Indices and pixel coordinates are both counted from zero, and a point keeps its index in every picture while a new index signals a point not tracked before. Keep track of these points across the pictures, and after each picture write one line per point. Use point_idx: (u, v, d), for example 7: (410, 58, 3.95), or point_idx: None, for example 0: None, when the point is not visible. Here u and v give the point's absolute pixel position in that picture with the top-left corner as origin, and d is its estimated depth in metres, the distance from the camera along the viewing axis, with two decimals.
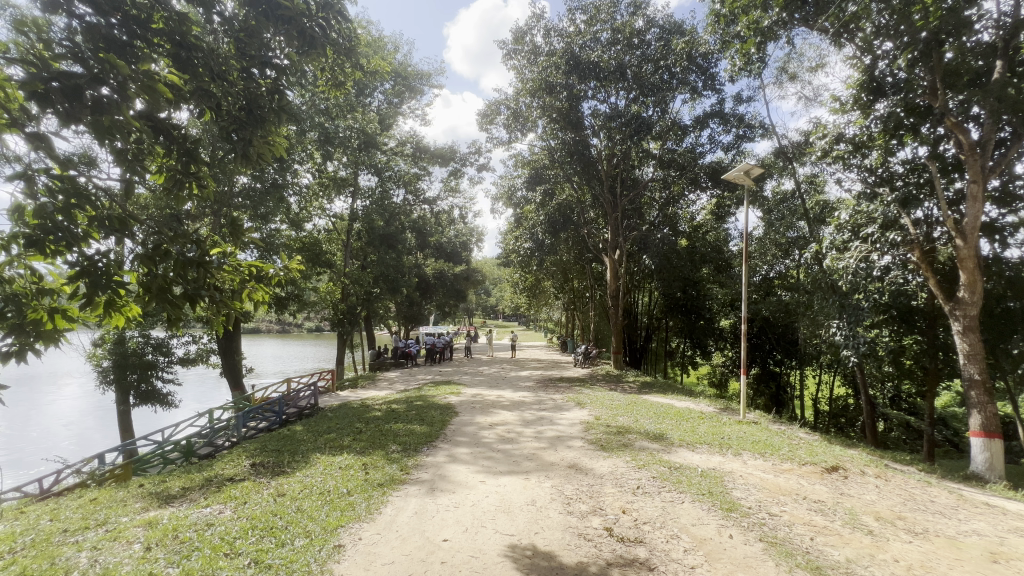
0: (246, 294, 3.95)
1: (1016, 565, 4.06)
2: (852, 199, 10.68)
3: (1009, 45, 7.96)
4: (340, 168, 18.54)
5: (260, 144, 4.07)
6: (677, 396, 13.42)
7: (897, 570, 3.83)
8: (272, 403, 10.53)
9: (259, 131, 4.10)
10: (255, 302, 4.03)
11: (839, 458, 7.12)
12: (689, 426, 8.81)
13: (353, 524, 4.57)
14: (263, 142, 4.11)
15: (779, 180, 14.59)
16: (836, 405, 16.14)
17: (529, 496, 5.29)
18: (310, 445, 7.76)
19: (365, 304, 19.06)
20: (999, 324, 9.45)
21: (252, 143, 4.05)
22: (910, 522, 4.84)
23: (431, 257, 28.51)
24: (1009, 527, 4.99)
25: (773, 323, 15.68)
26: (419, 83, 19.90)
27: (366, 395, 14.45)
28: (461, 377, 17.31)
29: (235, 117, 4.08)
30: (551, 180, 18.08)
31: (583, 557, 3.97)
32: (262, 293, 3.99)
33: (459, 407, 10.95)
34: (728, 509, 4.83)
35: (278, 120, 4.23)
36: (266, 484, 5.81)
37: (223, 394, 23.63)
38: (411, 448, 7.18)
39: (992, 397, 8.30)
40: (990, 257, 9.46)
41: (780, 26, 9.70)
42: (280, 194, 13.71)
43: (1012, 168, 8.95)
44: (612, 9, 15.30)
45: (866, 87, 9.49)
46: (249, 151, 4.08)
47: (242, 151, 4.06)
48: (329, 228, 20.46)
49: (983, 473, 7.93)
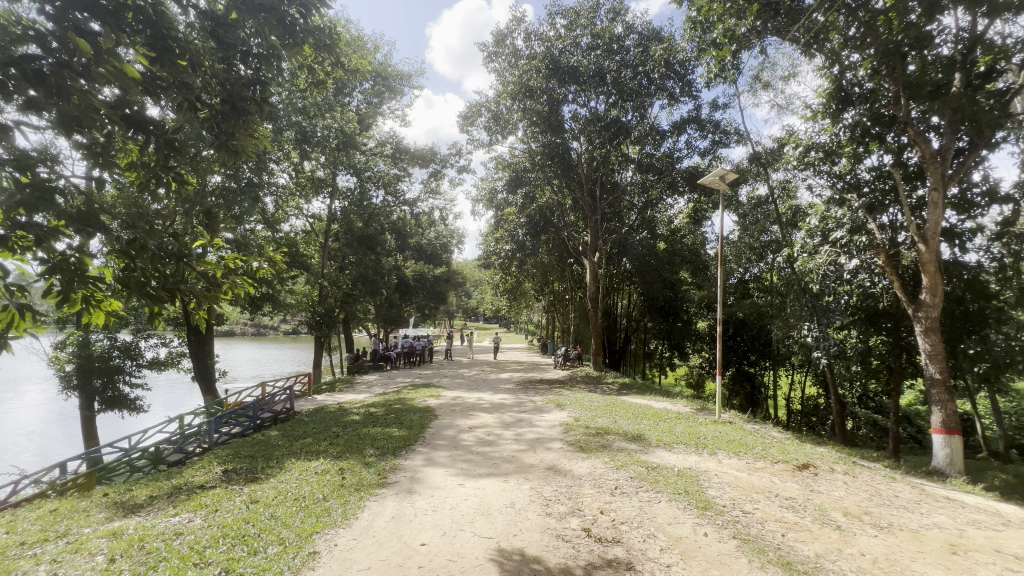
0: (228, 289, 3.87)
1: (973, 556, 4.25)
2: (822, 204, 10.91)
3: (967, 59, 8.39)
4: (318, 168, 18.27)
5: (245, 136, 4.04)
6: (654, 397, 13.64)
7: (863, 564, 3.96)
8: (246, 407, 10.27)
9: (241, 123, 4.05)
10: (237, 297, 3.94)
11: (810, 456, 7.31)
12: (666, 426, 8.93)
13: (329, 530, 4.49)
14: (247, 135, 4.07)
15: (754, 185, 14.95)
16: (807, 404, 16.59)
17: (508, 498, 5.29)
18: (286, 450, 7.61)
19: (344, 306, 18.82)
20: (959, 325, 9.87)
21: (236, 136, 4.03)
22: (876, 517, 5.01)
23: (411, 259, 28.26)
24: (967, 520, 5.21)
25: (748, 324, 16.07)
26: (400, 83, 19.74)
27: (344, 398, 14.25)
28: (441, 379, 17.23)
29: (216, 109, 4.01)
30: (531, 183, 18.19)
31: (561, 558, 3.99)
32: (245, 287, 3.91)
33: (439, 410, 10.89)
34: (704, 508, 4.92)
35: (258, 113, 4.16)
36: (239, 491, 5.66)
37: (196, 399, 23.04)
38: (389, 452, 7.10)
39: (952, 395, 8.67)
40: (951, 261, 9.84)
41: (754, 35, 9.96)
42: (255, 194, 13.38)
43: (970, 177, 9.38)
44: (592, 14, 15.49)
45: (835, 96, 9.68)
46: (231, 144, 4.01)
47: (224, 143, 3.99)
48: (306, 229, 20.10)
49: (944, 468, 8.28)
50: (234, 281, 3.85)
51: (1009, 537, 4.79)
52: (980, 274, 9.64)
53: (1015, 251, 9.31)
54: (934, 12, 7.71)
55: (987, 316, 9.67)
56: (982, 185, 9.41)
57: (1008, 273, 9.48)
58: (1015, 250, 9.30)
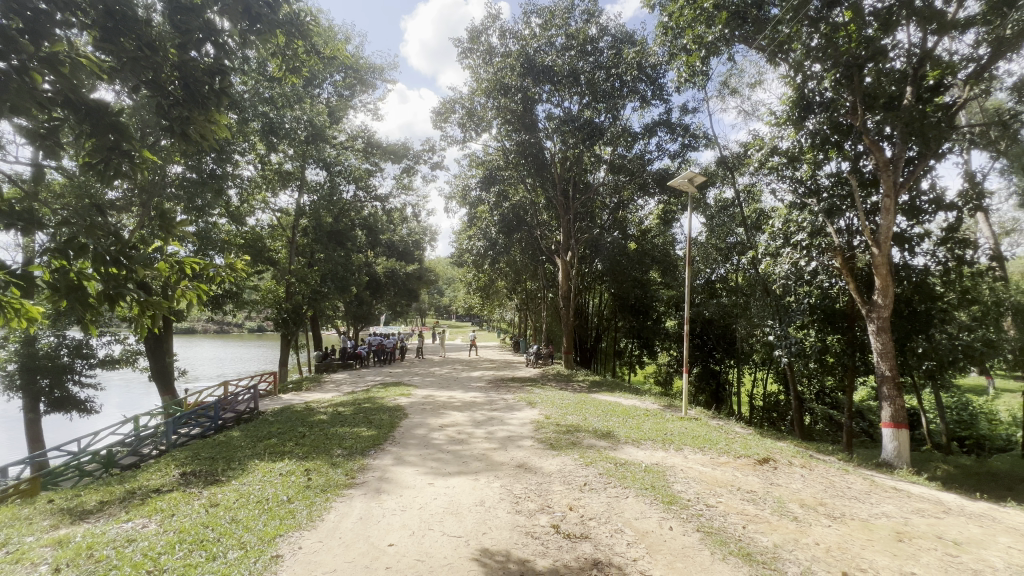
0: (180, 293, 3.65)
1: (917, 542, 4.50)
2: (785, 208, 11.46)
3: (918, 73, 8.89)
4: (286, 160, 17.74)
5: (201, 121, 3.85)
6: (624, 394, 13.87)
7: (818, 553, 4.13)
8: (207, 407, 9.90)
9: (200, 112, 3.85)
10: (190, 301, 3.72)
11: (770, 451, 7.59)
12: (634, 423, 9.11)
13: (293, 533, 4.38)
14: (205, 119, 3.87)
15: (721, 188, 15.37)
16: (769, 401, 17.18)
17: (478, 496, 5.28)
18: (249, 451, 7.37)
19: (312, 303, 18.34)
20: (908, 324, 10.42)
21: (191, 122, 3.83)
22: (830, 508, 5.25)
23: (383, 255, 27.82)
24: (912, 509, 5.52)
25: (714, 323, 16.58)
26: (372, 76, 19.36)
27: (311, 398, 13.91)
28: (412, 377, 17.03)
29: (171, 92, 3.80)
30: (505, 181, 18.19)
31: (530, 556, 4.01)
32: (199, 291, 3.69)
33: (409, 409, 10.76)
34: (670, 502, 5.04)
35: (220, 103, 3.98)
36: (197, 494, 5.44)
37: (153, 399, 22.07)
38: (357, 452, 6.98)
39: (901, 391, 9.16)
40: (901, 264, 10.37)
41: (723, 42, 10.25)
42: (218, 186, 12.81)
43: (919, 185, 9.92)
44: (567, 15, 15.59)
45: (798, 104, 10.05)
46: (189, 133, 3.82)
47: (181, 131, 3.80)
48: (273, 224, 19.49)
49: (893, 461, 8.75)
50: (190, 284, 3.70)
51: (949, 524, 5.10)
52: (927, 277, 10.21)
53: (958, 256, 9.91)
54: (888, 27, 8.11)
55: (933, 317, 10.27)
56: (930, 193, 9.96)
57: (952, 276, 10.07)
58: (959, 255, 9.89)
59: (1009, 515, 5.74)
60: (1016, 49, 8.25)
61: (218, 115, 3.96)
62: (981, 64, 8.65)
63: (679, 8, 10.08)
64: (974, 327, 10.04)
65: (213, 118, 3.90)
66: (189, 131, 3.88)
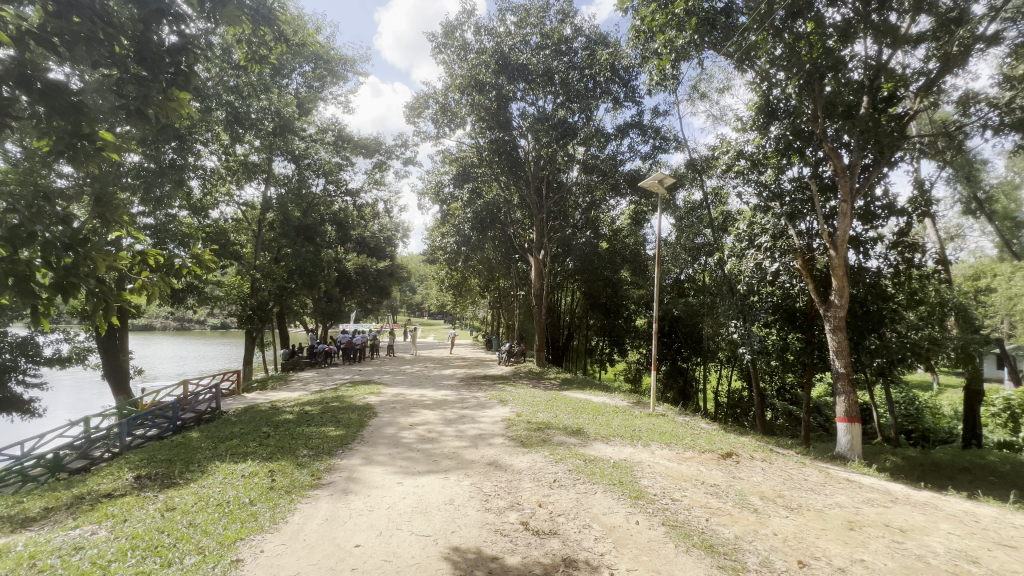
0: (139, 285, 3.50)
1: (867, 531, 4.75)
2: (750, 211, 11.58)
3: (874, 84, 9.34)
4: (252, 152, 17.17)
5: (163, 101, 3.72)
6: (595, 391, 14.08)
7: (775, 543, 4.30)
8: (165, 407, 9.49)
9: (161, 91, 3.70)
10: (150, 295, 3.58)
11: (733, 445, 7.85)
12: (604, 420, 9.25)
13: (254, 536, 4.25)
14: (167, 99, 3.74)
15: (690, 190, 15.74)
16: (733, 397, 17.72)
17: (447, 495, 5.25)
18: (209, 452, 7.10)
19: (278, 300, 17.82)
20: (862, 324, 10.95)
21: (152, 102, 3.71)
22: (788, 500, 5.46)
23: (353, 251, 27.31)
24: (863, 499, 5.81)
25: (682, 321, 17.01)
26: (343, 68, 18.91)
27: (277, 397, 13.53)
28: (382, 376, 16.80)
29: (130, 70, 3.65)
30: (479, 178, 18.14)
31: (499, 553, 4.02)
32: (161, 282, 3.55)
33: (379, 407, 10.61)
34: (636, 497, 5.15)
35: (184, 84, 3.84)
36: (153, 498, 5.21)
37: (107, 399, 21.02)
38: (324, 452, 6.83)
39: (854, 387, 9.60)
40: (857, 266, 10.87)
41: (693, 47, 10.50)
42: (179, 177, 12.27)
43: (873, 191, 10.43)
44: (542, 14, 15.62)
45: (762, 110, 10.47)
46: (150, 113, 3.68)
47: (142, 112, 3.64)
48: (237, 217, 18.81)
49: (846, 453, 9.19)
50: (148, 278, 3.57)
51: (895, 512, 5.40)
52: (879, 278, 10.73)
53: (908, 259, 10.46)
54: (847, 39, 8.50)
55: (884, 317, 10.83)
56: (883, 199, 10.48)
57: (902, 278, 10.64)
58: (909, 258, 10.46)
59: (950, 502, 6.12)
60: (962, 65, 8.76)
61: (180, 95, 3.84)
62: (931, 78, 9.15)
63: (651, 12, 10.25)
64: (921, 326, 10.64)
65: (176, 99, 3.79)
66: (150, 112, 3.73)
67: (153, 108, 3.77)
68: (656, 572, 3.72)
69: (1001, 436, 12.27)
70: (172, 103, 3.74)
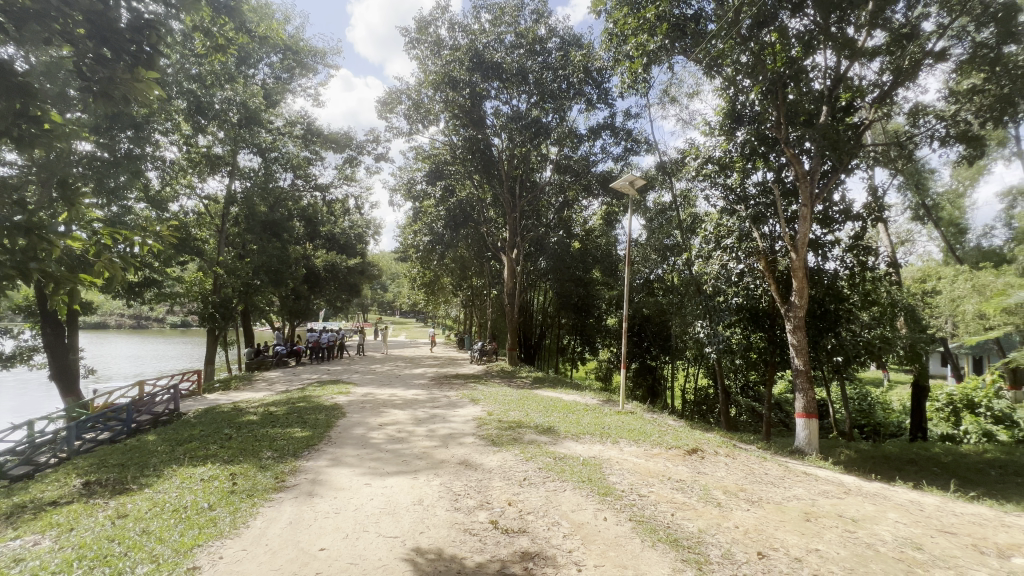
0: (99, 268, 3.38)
1: (822, 521, 4.96)
2: (716, 213, 11.87)
3: (833, 94, 9.77)
4: (215, 143, 16.53)
5: (128, 80, 3.59)
6: (566, 390, 14.24)
7: (737, 535, 4.43)
8: (117, 409, 9.03)
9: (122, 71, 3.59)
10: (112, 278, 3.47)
11: (698, 441, 8.06)
12: (574, 418, 9.34)
13: (213, 543, 4.09)
14: (133, 79, 3.61)
15: (660, 192, 16.07)
16: (699, 395, 18.04)
17: (416, 495, 5.19)
18: (165, 456, 6.80)
19: (242, 297, 17.22)
20: (819, 323, 11.45)
21: (115, 80, 3.58)
22: (749, 493, 5.65)
23: (322, 248, 26.66)
24: (819, 491, 6.07)
25: (651, 320, 17.34)
26: (313, 59, 18.33)
27: (239, 397, 13.07)
28: (351, 375, 16.46)
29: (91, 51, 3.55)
30: (452, 176, 18.00)
31: (468, 553, 3.99)
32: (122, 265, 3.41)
33: (347, 407, 10.40)
34: (605, 494, 5.21)
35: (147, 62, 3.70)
36: (103, 505, 4.95)
37: (54, 402, 19.82)
38: (289, 453, 6.65)
39: (813, 384, 10.00)
40: (816, 268, 11.34)
41: (664, 52, 10.71)
42: (136, 167, 11.70)
43: (831, 197, 10.90)
44: (516, 12, 15.64)
45: (729, 116, 10.82)
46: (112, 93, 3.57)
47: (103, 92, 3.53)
48: (198, 211, 18.08)
49: (804, 448, 9.58)
50: (108, 259, 3.42)
51: (848, 503, 5.66)
52: (836, 280, 11.23)
53: (862, 262, 10.97)
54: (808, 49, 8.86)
55: (840, 317, 11.33)
56: (840, 204, 10.96)
57: (857, 279, 11.17)
58: (863, 261, 10.98)
59: (897, 493, 6.46)
60: (912, 79, 9.26)
61: (146, 74, 3.71)
62: (884, 90, 9.62)
63: (624, 16, 10.40)
64: (874, 326, 11.19)
65: (142, 79, 3.65)
66: (114, 92, 3.61)
67: (117, 85, 3.64)
68: (623, 567, 3.77)
69: (944, 429, 13.06)
70: (139, 83, 3.61)
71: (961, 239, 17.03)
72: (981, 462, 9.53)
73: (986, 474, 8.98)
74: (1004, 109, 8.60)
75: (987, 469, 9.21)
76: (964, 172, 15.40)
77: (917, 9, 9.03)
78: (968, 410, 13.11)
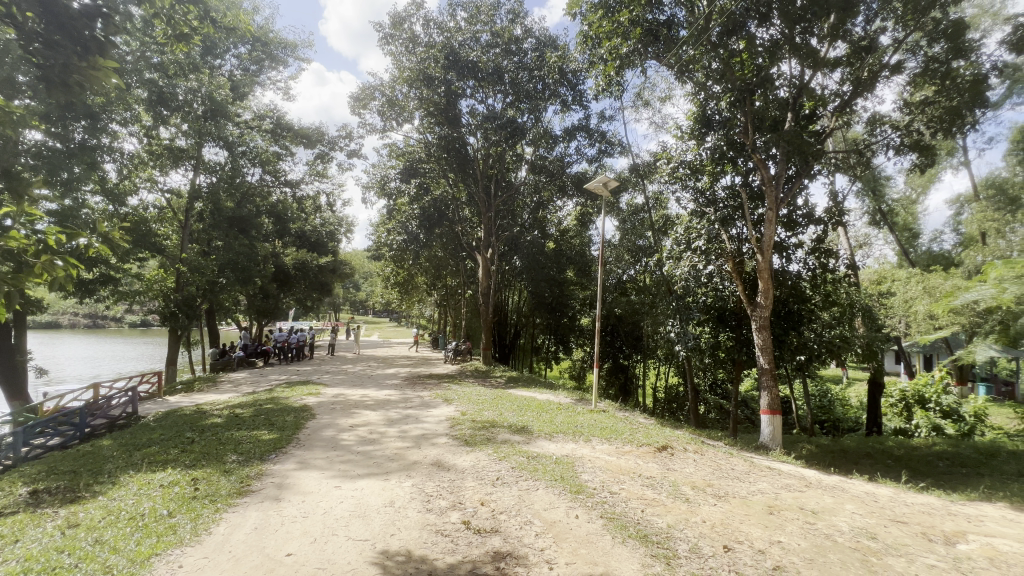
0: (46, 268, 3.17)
1: (784, 514, 5.14)
2: (687, 216, 12.08)
3: (796, 102, 10.15)
4: (178, 135, 15.91)
5: (84, 68, 3.43)
6: (539, 389, 14.31)
7: (704, 530, 4.55)
8: (70, 413, 8.59)
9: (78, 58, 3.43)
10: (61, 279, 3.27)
11: (668, 438, 8.23)
12: (547, 417, 9.39)
13: (172, 551, 3.93)
14: (89, 67, 3.45)
15: (633, 194, 16.33)
16: (670, 392, 18.42)
17: (387, 497, 5.12)
18: (121, 462, 6.49)
19: (207, 296, 16.65)
20: (783, 323, 11.86)
21: (69, 67, 3.42)
22: (716, 489, 5.80)
23: (292, 245, 25.99)
24: (781, 485, 6.28)
25: (624, 320, 17.58)
26: (284, 52, 17.80)
27: (203, 399, 12.61)
28: (321, 376, 16.09)
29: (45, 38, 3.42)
30: (426, 174, 17.84)
31: (440, 554, 3.96)
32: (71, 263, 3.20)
33: (317, 408, 10.18)
34: (577, 492, 5.26)
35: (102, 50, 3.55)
36: (52, 514, 4.69)
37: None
38: (255, 457, 6.45)
39: (777, 381, 10.35)
40: (780, 270, 11.75)
41: (637, 56, 10.91)
42: (91, 159, 11.13)
43: (795, 201, 11.31)
44: (492, 11, 15.62)
45: (699, 120, 10.95)
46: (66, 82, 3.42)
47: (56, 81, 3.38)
48: (160, 205, 17.36)
49: (768, 443, 9.92)
50: (50, 261, 3.20)
51: (809, 496, 5.89)
52: (799, 281, 11.65)
53: (823, 264, 11.42)
54: (773, 58, 9.19)
55: (803, 316, 11.78)
56: (803, 208, 11.39)
57: (818, 281, 11.62)
58: (824, 263, 11.43)
59: (854, 485, 6.76)
60: (870, 90, 9.71)
61: (104, 62, 3.53)
62: (844, 99, 10.03)
63: (598, 19, 10.55)
64: (834, 325, 11.68)
65: (99, 67, 3.48)
66: (68, 81, 3.45)
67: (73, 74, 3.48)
68: (593, 564, 3.81)
69: (897, 423, 13.72)
70: (95, 70, 3.44)
71: (913, 243, 17.98)
72: (930, 454, 10.07)
73: (934, 466, 9.49)
74: (952, 120, 9.12)
75: (935, 460, 9.74)
76: (917, 180, 16.28)
77: (875, 23, 9.46)
78: (919, 405, 13.83)
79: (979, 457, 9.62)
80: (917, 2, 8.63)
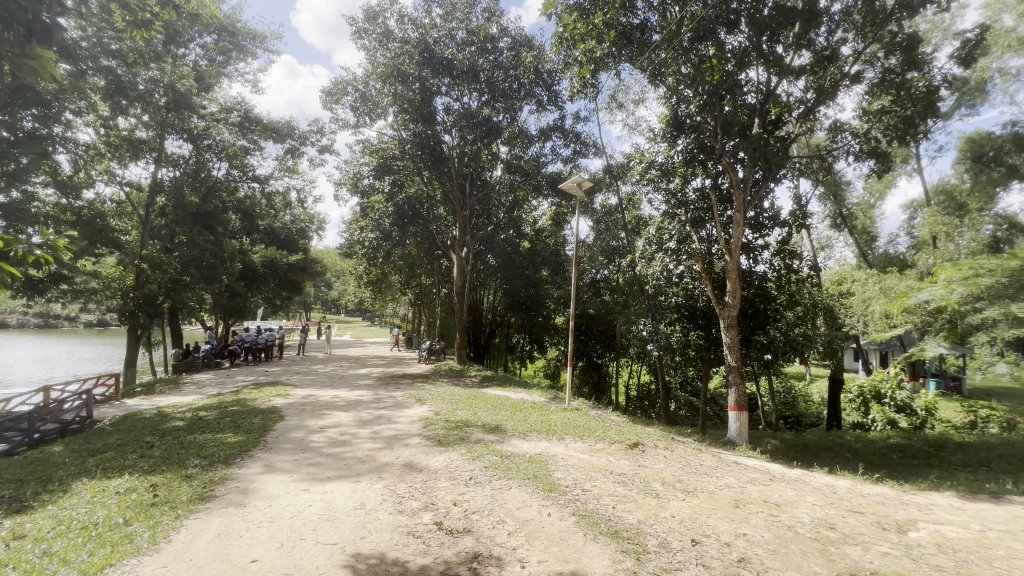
0: None
1: (750, 507, 5.30)
2: (658, 217, 12.27)
3: (763, 108, 10.52)
4: (138, 127, 15.23)
5: (20, 57, 3.31)
6: (514, 388, 14.32)
7: (672, 524, 4.65)
8: (17, 418, 8.12)
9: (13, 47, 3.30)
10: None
11: (639, 435, 8.38)
12: (521, 416, 9.42)
13: (127, 561, 3.76)
14: (26, 57, 3.33)
15: (606, 195, 16.53)
16: (642, 390, 18.78)
17: (358, 500, 5.03)
18: (74, 468, 6.17)
19: (170, 294, 16.03)
20: (750, 321, 12.25)
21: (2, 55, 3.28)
22: (686, 484, 5.93)
23: (260, 243, 25.25)
24: (747, 479, 6.48)
25: (597, 320, 17.77)
26: (252, 43, 17.23)
27: (165, 402, 12.11)
28: (291, 377, 15.68)
29: None
30: (400, 171, 17.62)
31: (411, 556, 3.92)
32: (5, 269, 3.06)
33: (285, 410, 9.92)
34: (549, 490, 5.29)
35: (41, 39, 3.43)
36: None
37: None
38: (219, 461, 6.24)
39: (744, 378, 10.67)
40: (748, 271, 12.10)
41: (610, 59, 11.05)
42: (43, 149, 10.54)
43: (762, 204, 11.68)
44: (468, 9, 15.55)
45: (671, 123, 11.01)
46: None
47: None
48: (118, 199, 16.59)
49: (735, 439, 10.21)
50: None
51: (773, 489, 6.09)
52: (765, 282, 12.03)
53: (788, 265, 11.83)
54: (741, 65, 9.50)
55: (768, 316, 12.19)
56: (769, 211, 11.76)
57: (783, 281, 12.03)
58: (789, 264, 11.84)
59: (815, 477, 7.04)
60: (832, 99, 10.11)
61: (41, 52, 3.40)
62: (808, 107, 10.41)
63: (573, 21, 10.64)
64: (798, 324, 12.12)
65: (36, 57, 3.36)
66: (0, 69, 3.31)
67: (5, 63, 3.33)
68: (565, 561, 3.84)
69: (855, 417, 14.35)
70: (32, 60, 3.33)
71: (871, 246, 18.85)
72: (885, 447, 10.58)
73: (889, 458, 9.97)
74: (907, 129, 9.59)
75: (889, 452, 10.24)
76: (874, 185, 17.07)
77: (836, 34, 9.86)
78: (875, 400, 14.49)
79: (929, 448, 10.16)
80: (875, 15, 9.04)
